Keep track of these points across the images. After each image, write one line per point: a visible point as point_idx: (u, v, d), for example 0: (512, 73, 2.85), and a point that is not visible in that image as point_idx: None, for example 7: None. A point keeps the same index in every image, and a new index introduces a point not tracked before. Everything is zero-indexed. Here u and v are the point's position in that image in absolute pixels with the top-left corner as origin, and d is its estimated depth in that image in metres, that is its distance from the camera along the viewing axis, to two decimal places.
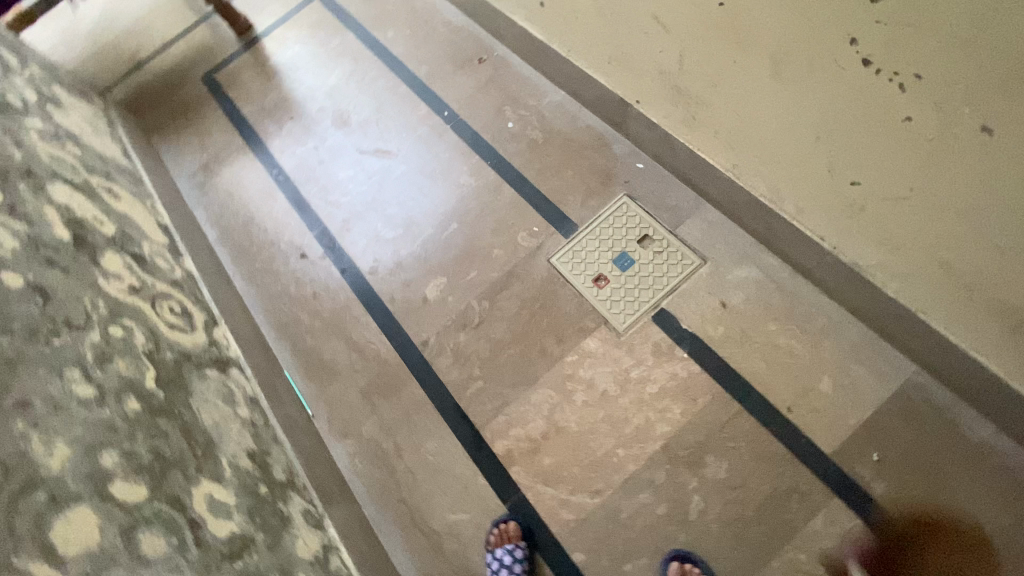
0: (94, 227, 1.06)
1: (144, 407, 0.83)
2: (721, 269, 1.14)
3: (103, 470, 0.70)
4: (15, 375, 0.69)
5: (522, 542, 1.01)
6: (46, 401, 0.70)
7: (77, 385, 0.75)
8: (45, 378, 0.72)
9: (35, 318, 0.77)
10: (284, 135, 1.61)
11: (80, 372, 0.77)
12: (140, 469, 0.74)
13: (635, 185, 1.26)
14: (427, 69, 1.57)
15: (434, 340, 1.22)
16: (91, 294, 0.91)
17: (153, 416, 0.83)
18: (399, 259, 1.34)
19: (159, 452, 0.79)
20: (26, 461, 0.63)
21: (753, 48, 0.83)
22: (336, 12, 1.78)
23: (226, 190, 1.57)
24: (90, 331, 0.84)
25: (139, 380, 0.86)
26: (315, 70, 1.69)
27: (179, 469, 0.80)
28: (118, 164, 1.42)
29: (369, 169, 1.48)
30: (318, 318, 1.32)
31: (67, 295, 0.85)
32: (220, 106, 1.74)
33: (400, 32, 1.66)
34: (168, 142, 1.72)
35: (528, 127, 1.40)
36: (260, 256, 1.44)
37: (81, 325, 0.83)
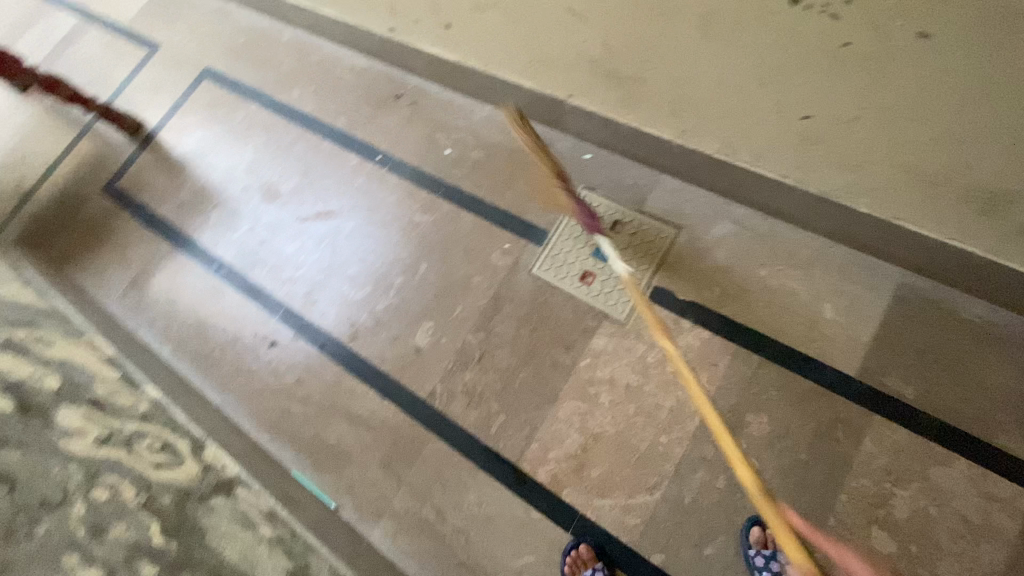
0: (35, 391, 1.02)
1: (152, 567, 0.89)
2: (698, 232, 1.15)
3: None
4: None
5: (598, 563, 0.97)
6: None
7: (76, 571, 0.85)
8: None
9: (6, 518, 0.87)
10: (213, 225, 1.50)
11: (76, 555, 0.87)
12: None
13: (589, 176, 1.26)
14: (345, 119, 1.52)
15: (441, 388, 1.16)
16: (63, 463, 0.95)
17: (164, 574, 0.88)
18: (377, 317, 1.27)
19: None
20: None
21: (679, 15, 0.83)
22: (230, 86, 1.69)
23: (166, 300, 1.44)
24: (72, 506, 0.91)
25: (141, 539, 0.91)
26: (226, 150, 1.59)
27: None
28: (39, 308, 1.28)
29: (315, 234, 1.40)
30: (310, 403, 1.22)
31: (36, 478, 0.92)
32: (132, 214, 1.60)
33: (305, 89, 1.60)
34: (84, 267, 1.56)
35: (466, 149, 1.38)
36: (226, 358, 1.32)
37: (58, 505, 0.90)
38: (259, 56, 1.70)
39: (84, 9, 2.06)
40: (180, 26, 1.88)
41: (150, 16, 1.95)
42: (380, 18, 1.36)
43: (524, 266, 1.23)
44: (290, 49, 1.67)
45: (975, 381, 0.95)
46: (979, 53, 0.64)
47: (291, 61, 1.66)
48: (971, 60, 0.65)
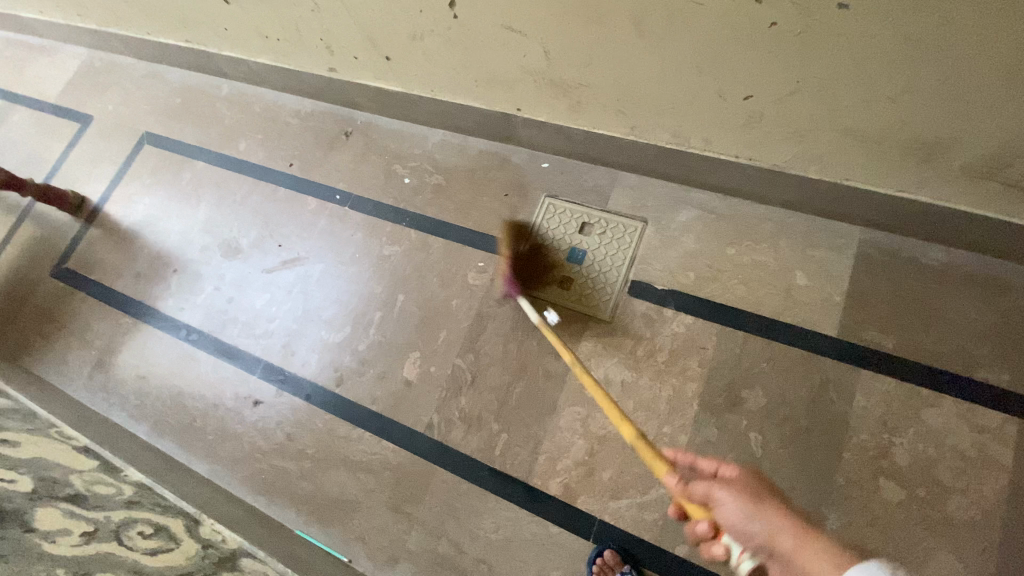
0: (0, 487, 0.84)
1: None
2: (663, 222, 1.18)
3: None
4: None
5: (625, 566, 0.95)
6: None
7: None
8: None
9: None
10: (175, 291, 1.45)
11: None
12: None
13: (550, 185, 1.28)
14: (297, 164, 1.50)
15: (438, 418, 1.14)
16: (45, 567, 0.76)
17: None
18: (361, 357, 1.24)
19: None
20: None
21: (612, 20, 0.85)
22: (173, 147, 1.65)
23: (136, 376, 1.37)
24: None
25: None
26: (178, 212, 1.54)
27: None
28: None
29: (284, 283, 1.36)
30: (305, 457, 1.18)
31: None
32: (87, 293, 1.53)
33: (251, 140, 1.57)
34: (42, 357, 1.48)
35: (425, 176, 1.38)
36: (209, 425, 1.26)
37: None
38: (199, 113, 1.67)
39: (6, 92, 1.99)
40: (111, 95, 1.83)
41: (77, 89, 1.89)
42: (318, 59, 1.35)
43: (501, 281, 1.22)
44: (230, 102, 1.65)
45: (945, 320, 1.00)
46: (895, 12, 0.68)
47: (232, 114, 1.63)
48: (892, 19, 0.68)
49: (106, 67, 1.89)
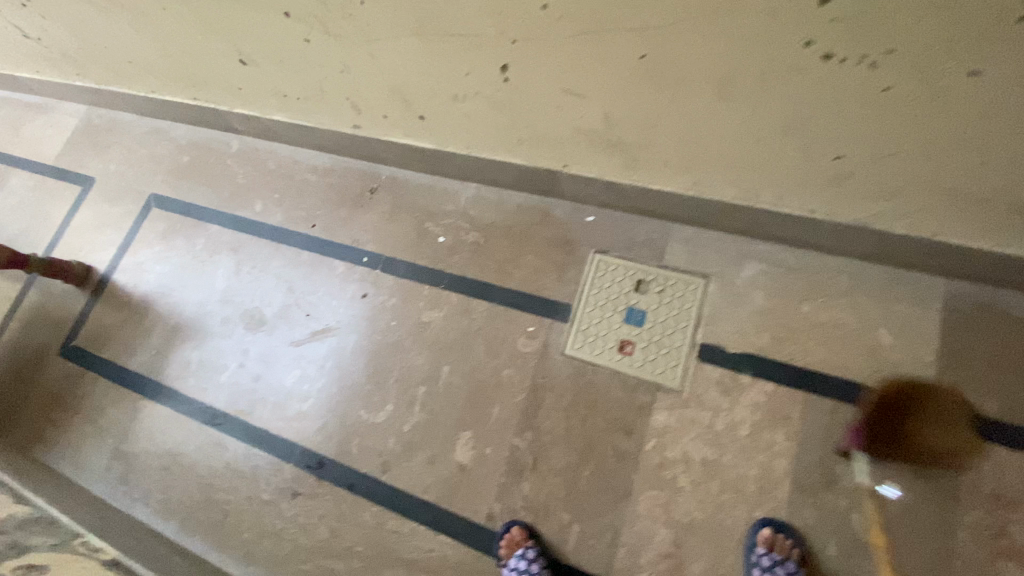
0: None
1: None
2: (728, 279, 1.10)
3: None
4: None
5: (530, 541, 0.99)
6: None
7: None
8: None
9: None
10: (196, 370, 1.33)
11: None
12: None
13: (598, 239, 1.19)
14: (320, 225, 1.41)
15: (501, 506, 1.05)
16: None
17: None
18: (407, 438, 1.14)
19: None
20: None
21: (691, 83, 0.77)
22: (185, 210, 1.55)
23: (159, 467, 1.26)
24: None
25: None
26: (193, 281, 1.44)
27: None
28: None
29: (316, 356, 1.26)
30: (355, 557, 1.08)
31: None
32: (100, 374, 1.42)
33: (268, 199, 1.48)
34: (54, 449, 1.37)
35: (461, 234, 1.30)
36: (244, 522, 1.15)
37: None
38: (210, 172, 1.58)
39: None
40: (113, 155, 1.73)
41: (77, 149, 1.79)
42: (341, 117, 1.26)
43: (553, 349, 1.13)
44: (242, 159, 1.56)
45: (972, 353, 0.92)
46: None
47: (246, 172, 1.54)
48: None
49: (106, 125, 1.79)
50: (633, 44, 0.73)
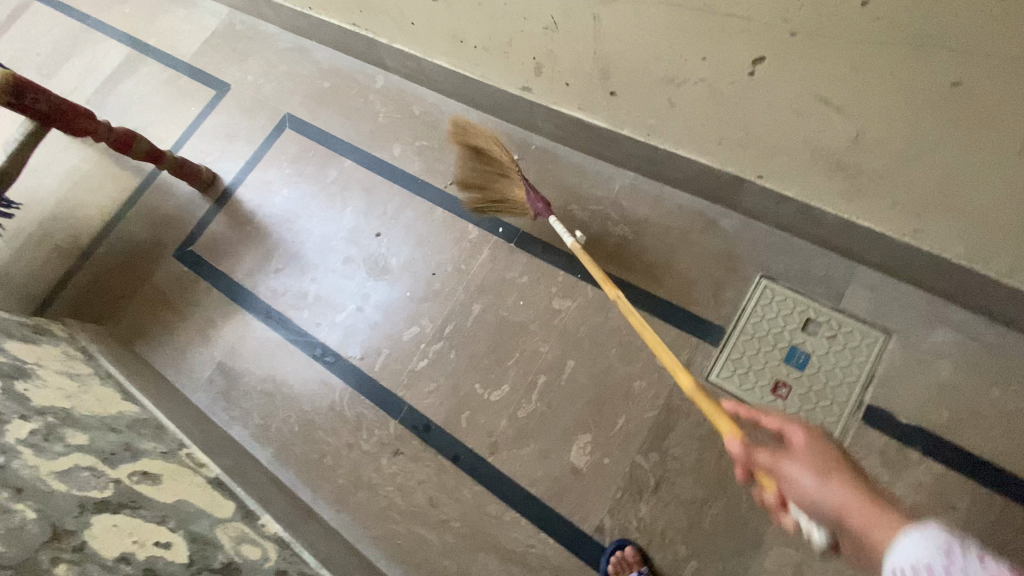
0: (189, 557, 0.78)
1: None
2: (912, 340, 0.99)
3: None
4: None
5: (643, 567, 0.94)
6: None
7: None
8: None
9: None
10: (312, 304, 1.31)
11: None
12: None
13: (767, 262, 1.09)
14: (458, 184, 1.35)
15: (613, 522, 0.99)
16: None
17: None
18: (520, 426, 1.10)
19: None
20: None
21: (998, 124, 0.67)
22: (319, 137, 1.51)
23: (263, 390, 1.26)
24: None
25: None
26: (319, 212, 1.41)
27: None
28: (57, 435, 0.85)
29: (436, 318, 1.22)
30: (450, 532, 1.05)
31: None
32: (212, 284, 1.42)
33: (408, 145, 1.42)
34: (159, 348, 1.38)
35: (608, 223, 1.21)
36: (342, 467, 1.14)
37: None
38: (349, 103, 1.53)
39: (135, 40, 1.87)
40: (252, 65, 1.70)
41: (215, 52, 1.77)
42: (513, 74, 1.18)
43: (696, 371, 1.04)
44: (385, 98, 1.50)
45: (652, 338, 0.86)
46: None
47: (388, 112, 1.48)
48: None
49: (248, 33, 1.76)
50: (947, 67, 0.65)
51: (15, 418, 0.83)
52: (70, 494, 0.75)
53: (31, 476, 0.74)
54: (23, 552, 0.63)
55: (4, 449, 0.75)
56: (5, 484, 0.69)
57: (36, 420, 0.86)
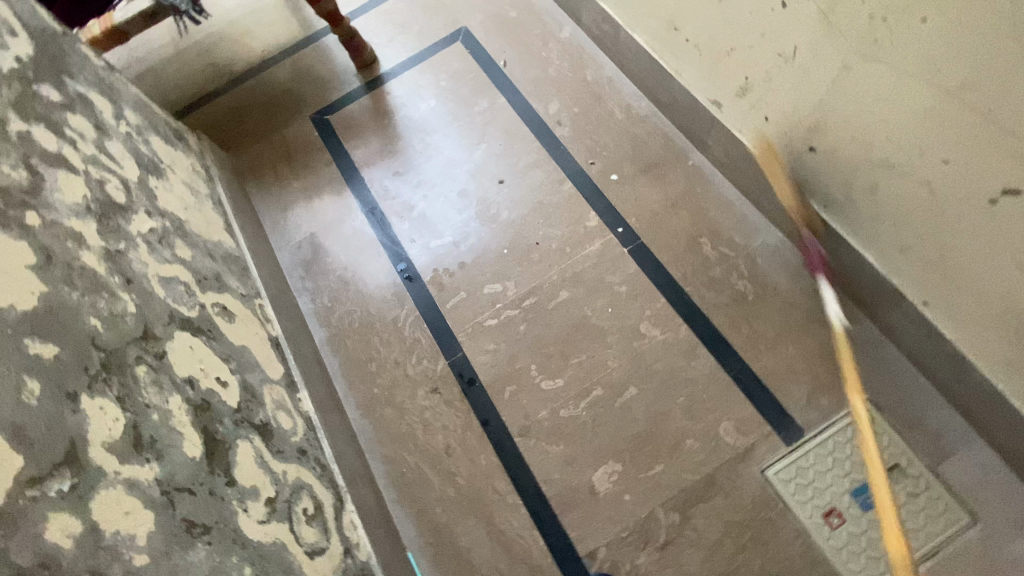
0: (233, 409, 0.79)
1: None
2: (998, 539, 0.89)
3: None
4: None
5: None
6: None
7: None
8: None
9: None
10: (415, 219, 1.32)
11: None
12: None
13: (879, 388, 1.00)
14: (599, 167, 1.29)
15: (606, 554, 0.98)
16: (238, 535, 0.64)
17: None
18: (558, 424, 1.08)
19: None
20: None
21: None
22: (485, 62, 1.47)
23: (340, 277, 1.28)
24: None
25: None
26: (456, 136, 1.39)
27: None
28: (168, 243, 0.89)
29: (523, 285, 1.20)
30: (452, 485, 1.06)
31: (225, 539, 0.62)
32: (332, 157, 1.44)
33: (567, 107, 1.37)
34: (264, 193, 1.41)
35: (733, 273, 1.13)
36: (381, 379, 1.17)
37: None
38: (526, 42, 1.48)
39: None
40: None
41: None
42: (710, 84, 1.09)
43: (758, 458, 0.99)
44: (563, 51, 1.44)
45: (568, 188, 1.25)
46: None
47: (560, 66, 1.42)
48: None
49: None
50: None
51: (141, 211, 0.88)
52: (164, 301, 0.79)
53: (139, 271, 0.77)
54: (117, 340, 0.65)
55: (126, 236, 0.79)
56: (120, 270, 0.74)
57: (156, 221, 0.90)
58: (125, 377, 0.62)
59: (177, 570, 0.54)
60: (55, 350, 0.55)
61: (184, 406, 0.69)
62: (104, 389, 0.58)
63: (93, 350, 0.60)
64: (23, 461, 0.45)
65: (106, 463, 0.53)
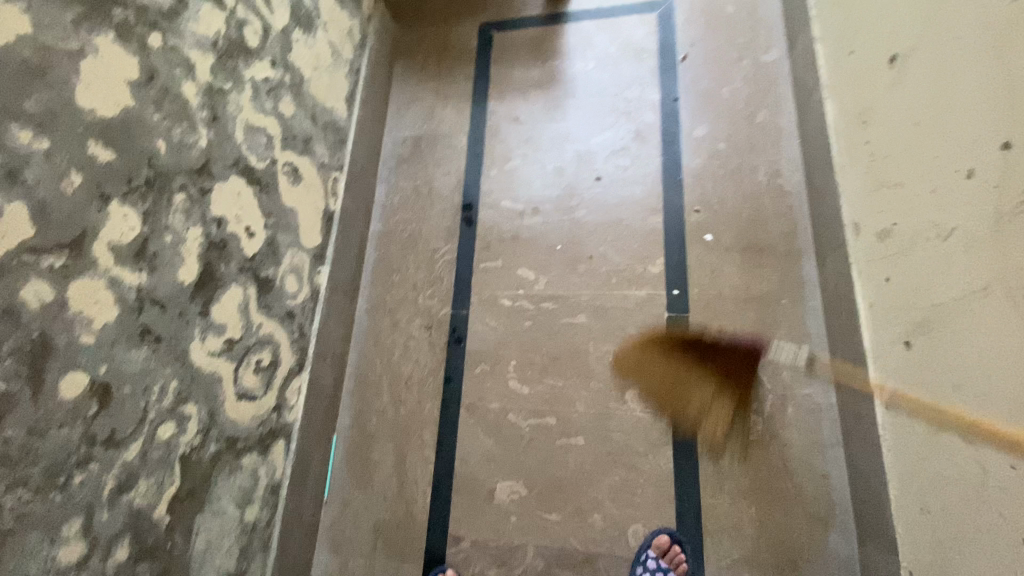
0: (246, 255, 0.92)
1: (136, 513, 0.73)
2: None
3: None
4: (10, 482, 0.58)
5: None
6: (80, 517, 0.66)
7: (105, 490, 0.69)
8: (65, 510, 0.64)
9: (69, 411, 0.64)
10: (505, 170, 1.30)
11: (115, 485, 0.70)
12: None
13: None
14: (699, 219, 1.15)
15: (467, 546, 1.05)
16: (182, 356, 0.79)
17: (131, 536, 0.72)
18: (501, 422, 1.11)
19: None
20: None
21: None
22: (666, 49, 1.31)
23: (417, 186, 1.34)
24: (150, 409, 0.74)
25: (138, 482, 0.73)
26: (590, 111, 1.31)
27: None
28: (276, 95, 1.00)
29: (555, 287, 1.17)
30: (394, 410, 1.16)
31: (168, 352, 0.77)
32: (475, 71, 1.42)
33: (714, 138, 1.21)
34: (405, 75, 1.46)
35: (753, 404, 1.01)
36: (396, 292, 1.25)
37: (153, 398, 0.75)
38: (721, 47, 1.29)
39: None
40: None
41: None
42: (862, 205, 0.90)
43: (636, 558, 0.97)
44: (751, 77, 1.24)
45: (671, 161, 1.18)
46: None
47: (736, 92, 1.24)
48: None
49: None
50: None
51: (267, 59, 0.98)
52: (238, 146, 0.90)
53: (229, 113, 0.89)
54: (172, 166, 0.78)
55: (236, 78, 0.90)
56: (211, 106, 0.85)
57: (276, 72, 1.00)
58: (158, 198, 0.75)
59: (112, 359, 0.69)
60: (110, 156, 0.69)
61: (200, 240, 0.82)
62: (134, 202, 0.72)
63: (144, 167, 0.73)
64: (35, 234, 0.60)
65: (101, 259, 0.68)
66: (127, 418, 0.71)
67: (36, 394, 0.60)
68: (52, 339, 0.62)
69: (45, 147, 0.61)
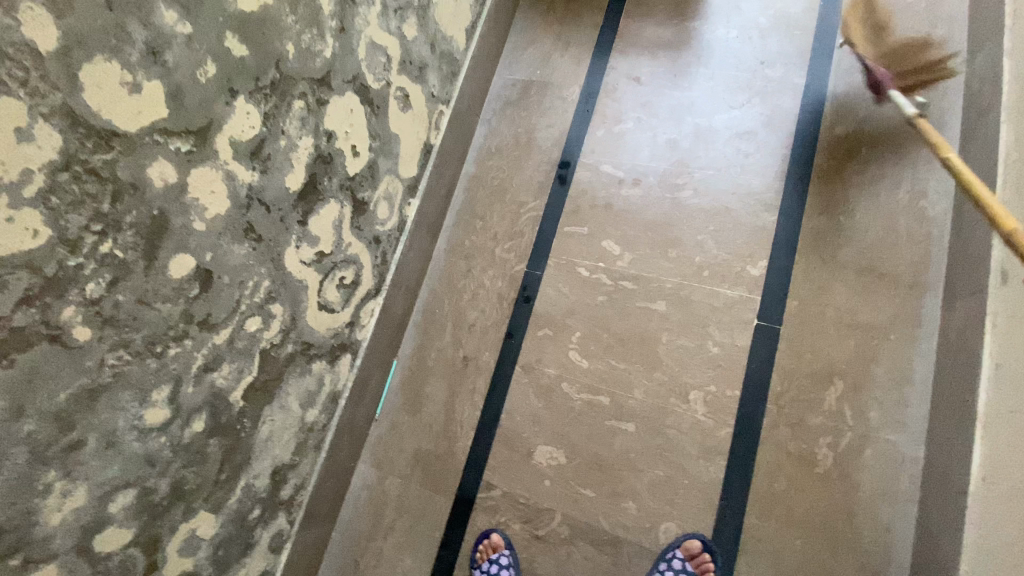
0: (348, 173, 0.93)
1: (218, 391, 0.79)
2: None
3: (110, 461, 0.67)
4: (116, 338, 0.64)
5: (505, 551, 1.03)
6: (171, 383, 0.72)
7: (194, 365, 0.75)
8: (159, 373, 0.70)
9: (174, 288, 0.69)
10: (612, 133, 1.23)
11: (202, 363, 0.76)
12: (140, 476, 0.72)
13: None
14: (818, 226, 1.04)
15: (498, 495, 1.07)
16: (277, 257, 0.83)
17: (211, 409, 0.79)
18: (554, 389, 1.10)
19: (180, 455, 0.76)
20: (71, 453, 0.63)
21: None
22: (827, 29, 1.15)
23: (518, 133, 1.30)
24: (242, 301, 0.79)
25: (222, 364, 0.79)
26: (722, 84, 1.19)
27: (197, 469, 0.80)
28: (402, 14, 0.97)
29: (639, 267, 1.12)
30: (453, 352, 1.18)
31: (266, 252, 0.81)
32: (603, 21, 1.32)
33: (858, 139, 1.07)
34: (528, 14, 1.38)
35: (828, 436, 0.94)
36: (477, 238, 1.24)
37: (246, 292, 0.79)
38: None
39: None
40: None
41: None
42: None
43: (661, 554, 0.96)
44: None
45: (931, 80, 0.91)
46: None
47: None
48: None
49: None
50: None
51: None
52: (359, 62, 0.90)
53: (357, 28, 0.87)
54: (297, 72, 0.78)
55: None
56: (341, 17, 0.84)
57: None
58: (279, 102, 0.76)
59: (217, 249, 0.73)
60: (243, 52, 0.70)
61: (310, 150, 0.84)
62: (257, 102, 0.73)
63: (271, 69, 0.74)
64: (167, 116, 0.63)
65: (221, 150, 0.70)
66: (221, 305, 0.76)
67: (148, 267, 0.65)
68: (169, 220, 0.66)
69: (186, 31, 0.63)
